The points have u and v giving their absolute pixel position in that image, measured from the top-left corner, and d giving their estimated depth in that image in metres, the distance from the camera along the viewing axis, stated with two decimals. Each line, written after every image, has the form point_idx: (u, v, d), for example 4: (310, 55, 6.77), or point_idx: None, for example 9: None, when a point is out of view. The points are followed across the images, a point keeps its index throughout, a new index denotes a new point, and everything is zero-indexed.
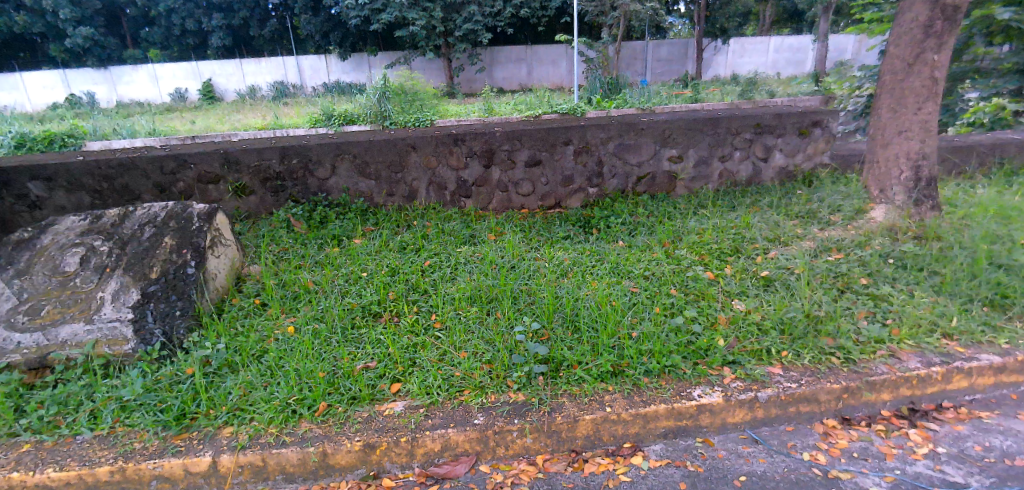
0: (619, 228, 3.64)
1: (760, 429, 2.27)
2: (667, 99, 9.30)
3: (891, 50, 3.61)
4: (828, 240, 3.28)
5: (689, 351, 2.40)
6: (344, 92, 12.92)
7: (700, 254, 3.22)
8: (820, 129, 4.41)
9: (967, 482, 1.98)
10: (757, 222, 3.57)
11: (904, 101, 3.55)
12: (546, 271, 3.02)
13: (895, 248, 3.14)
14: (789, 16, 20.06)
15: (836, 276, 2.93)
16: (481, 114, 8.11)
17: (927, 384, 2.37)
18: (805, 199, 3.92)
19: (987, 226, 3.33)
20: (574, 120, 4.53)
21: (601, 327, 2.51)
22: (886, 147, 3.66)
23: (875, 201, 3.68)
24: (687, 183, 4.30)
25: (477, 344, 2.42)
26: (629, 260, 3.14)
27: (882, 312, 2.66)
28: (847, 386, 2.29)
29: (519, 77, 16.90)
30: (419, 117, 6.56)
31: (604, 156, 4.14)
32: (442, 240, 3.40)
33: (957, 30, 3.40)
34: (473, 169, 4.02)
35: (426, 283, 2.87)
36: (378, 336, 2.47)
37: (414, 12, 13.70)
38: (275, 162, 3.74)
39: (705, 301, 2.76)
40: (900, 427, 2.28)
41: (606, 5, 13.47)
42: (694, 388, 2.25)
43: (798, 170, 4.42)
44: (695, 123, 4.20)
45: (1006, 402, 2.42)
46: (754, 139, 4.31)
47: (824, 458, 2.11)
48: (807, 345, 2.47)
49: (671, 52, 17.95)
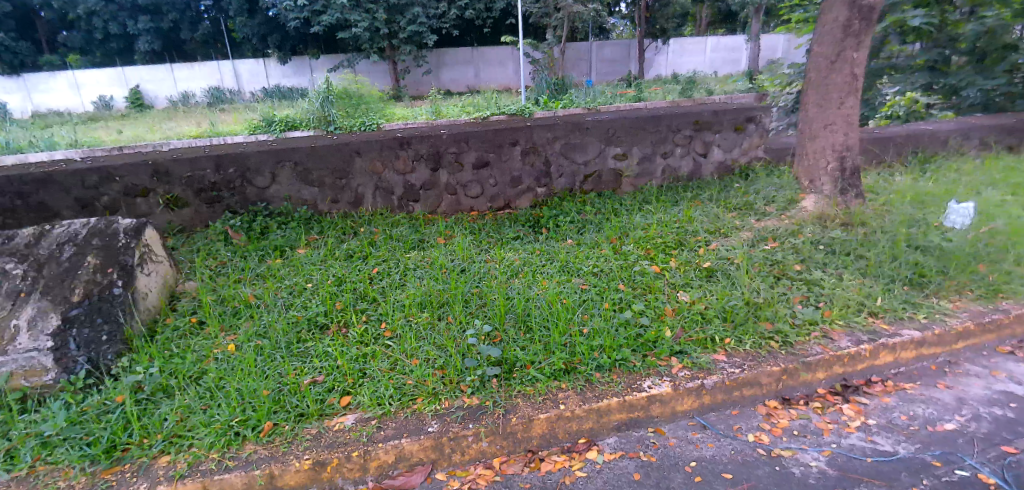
0: (568, 227, 3.69)
1: (707, 415, 2.35)
2: (612, 99, 9.52)
3: (815, 49, 3.81)
4: (765, 230, 3.44)
5: (639, 343, 2.46)
6: (287, 97, 12.52)
7: (646, 248, 3.29)
8: (754, 124, 4.62)
9: (895, 450, 2.12)
10: (699, 215, 3.70)
11: (828, 96, 3.76)
12: (496, 273, 3.02)
13: (824, 235, 3.33)
14: (723, 16, 20.94)
15: (773, 264, 3.08)
16: (429, 116, 8.05)
17: (857, 361, 2.52)
18: (743, 192, 4.09)
19: (905, 210, 3.58)
20: (521, 120, 4.56)
21: (553, 325, 2.53)
22: (814, 140, 3.87)
23: (806, 191, 3.89)
24: (632, 180, 4.41)
25: (429, 350, 2.39)
26: (577, 258, 3.19)
27: (814, 296, 2.81)
28: (786, 368, 2.41)
29: (467, 78, 16.86)
30: (365, 120, 6.42)
31: (551, 156, 4.18)
32: (390, 246, 3.34)
33: (873, 29, 3.61)
34: (420, 173, 3.98)
35: (375, 291, 2.82)
36: (325, 348, 2.40)
37: (356, 14, 13.43)
38: (210, 172, 3.58)
39: (652, 294, 2.83)
40: (834, 403, 2.41)
41: (551, 7, 13.74)
42: (644, 380, 2.31)
43: (735, 164, 4.62)
44: (638, 122, 4.31)
45: (927, 373, 2.61)
46: (694, 135, 4.47)
47: (766, 437, 2.21)
48: (748, 331, 2.57)
49: (615, 52, 18.40)
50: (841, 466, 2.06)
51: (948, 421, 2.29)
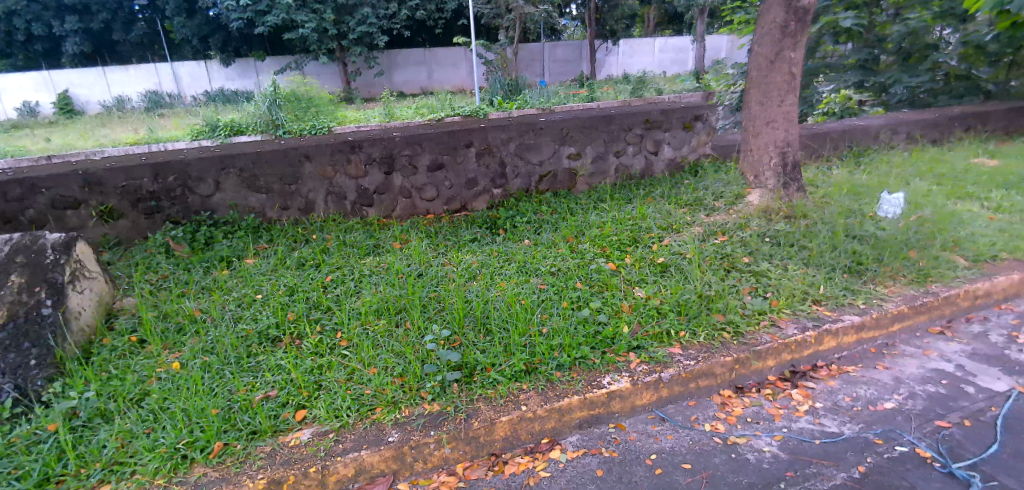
0: (525, 227, 3.71)
1: (666, 407, 2.40)
2: (565, 99, 9.63)
3: (755, 49, 3.96)
4: (714, 225, 3.55)
5: (597, 340, 2.50)
6: (231, 101, 12.05)
7: (601, 246, 3.34)
8: (701, 122, 4.77)
9: (841, 431, 2.23)
10: (651, 212, 3.78)
11: (769, 95, 3.92)
12: (454, 276, 2.99)
13: (770, 228, 3.46)
14: (670, 17, 21.59)
15: (723, 257, 3.18)
16: (382, 119, 7.92)
17: (803, 348, 2.64)
18: (692, 188, 4.20)
19: (842, 202, 3.77)
20: (474, 121, 4.54)
21: (512, 327, 2.53)
22: (757, 136, 4.03)
23: (751, 186, 4.04)
24: (587, 179, 4.47)
25: (387, 358, 2.34)
26: (535, 258, 3.20)
27: (762, 287, 2.93)
28: (737, 357, 2.49)
29: (419, 80, 16.68)
30: (315, 123, 6.24)
31: (506, 157, 4.18)
32: (344, 252, 3.27)
33: (808, 30, 3.77)
34: (373, 176, 3.90)
35: (329, 300, 2.74)
36: (278, 361, 2.32)
37: (303, 15, 13.09)
38: (147, 181, 3.40)
39: (608, 291, 2.87)
40: (784, 389, 2.51)
41: (502, 8, 13.81)
42: (604, 376, 2.34)
43: (685, 161, 4.75)
44: (590, 121, 4.37)
45: (867, 356, 2.75)
46: (645, 134, 4.56)
47: (722, 426, 2.28)
48: (701, 323, 2.65)
49: (567, 53, 18.62)
50: (791, 449, 2.14)
51: (888, 400, 2.42)
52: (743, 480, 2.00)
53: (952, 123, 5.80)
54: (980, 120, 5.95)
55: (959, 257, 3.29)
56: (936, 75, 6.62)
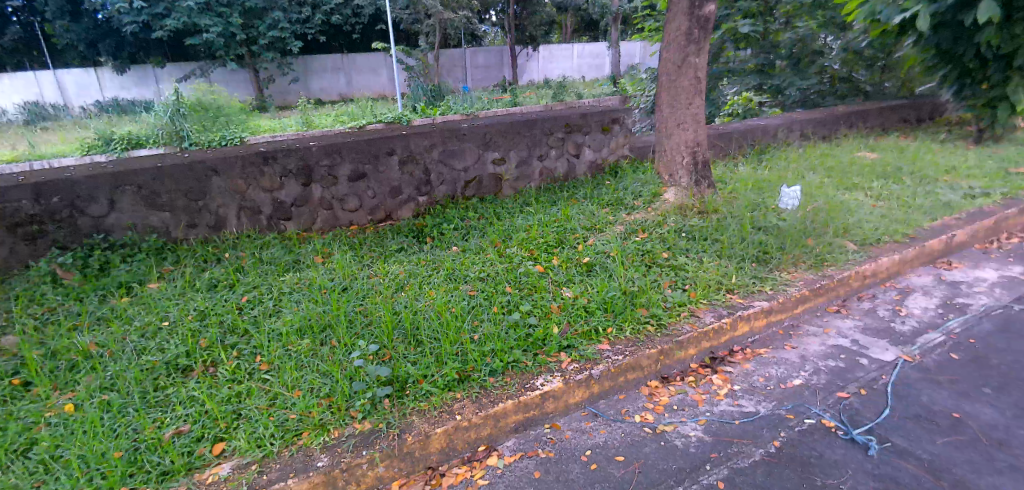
0: (452, 234, 3.69)
1: (598, 403, 2.47)
2: (488, 104, 9.71)
3: (664, 55, 4.16)
4: (635, 223, 3.70)
5: (529, 343, 2.52)
6: (127, 112, 11.13)
7: (529, 249, 3.38)
8: (619, 125, 4.95)
9: (757, 410, 2.39)
10: (575, 213, 3.88)
11: (678, 98, 4.13)
12: (380, 288, 2.92)
13: (685, 223, 3.65)
14: (586, 24, 22.33)
15: (644, 253, 3.32)
16: (299, 128, 7.61)
17: (720, 335, 2.80)
18: (613, 188, 4.35)
19: (748, 196, 4.04)
20: (395, 128, 4.46)
21: (443, 336, 2.50)
22: (670, 138, 4.24)
23: (667, 185, 4.25)
24: (512, 183, 4.51)
25: (313, 378, 2.24)
26: (463, 265, 3.18)
27: (681, 280, 3.08)
28: (662, 349, 2.60)
29: (338, 87, 16.15)
30: (225, 134, 5.89)
31: (429, 164, 4.14)
32: (261, 270, 3.10)
33: (710, 37, 4.01)
34: (289, 189, 3.72)
35: (245, 322, 2.59)
36: (190, 393, 2.16)
37: (207, 18, 12.34)
38: (26, 202, 3.02)
39: (537, 293, 2.91)
40: (705, 375, 2.65)
41: (421, 13, 13.76)
42: (536, 378, 2.36)
43: (605, 163, 4.92)
44: (512, 126, 4.41)
45: (777, 337, 2.96)
46: (566, 138, 4.68)
47: (651, 416, 2.37)
48: (627, 319, 2.74)
49: (488, 59, 18.77)
50: (714, 431, 2.27)
51: (796, 377, 2.62)
52: (672, 465, 2.10)
53: (838, 121, 6.39)
54: (860, 118, 6.59)
55: (849, 242, 3.63)
56: (823, 78, 7.28)
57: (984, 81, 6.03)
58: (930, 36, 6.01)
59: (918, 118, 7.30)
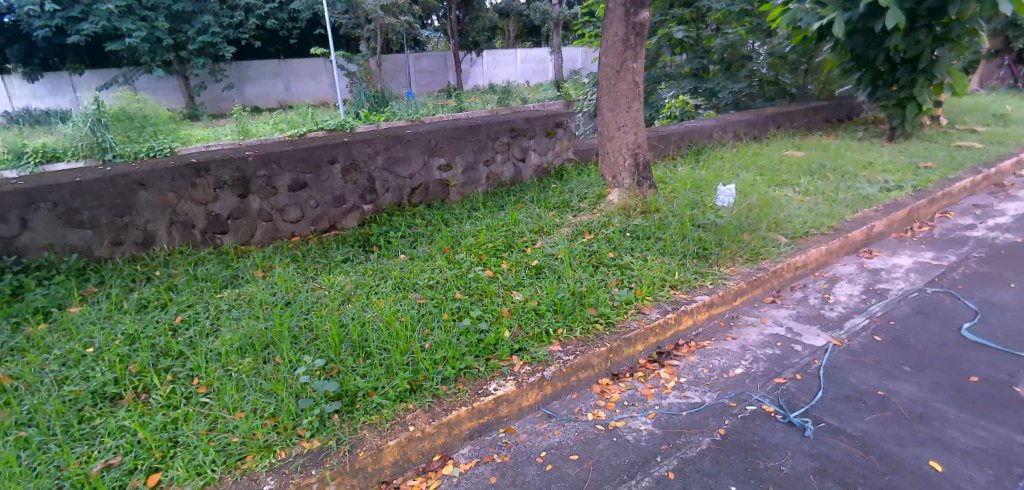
0: (399, 242, 3.63)
1: (551, 404, 2.49)
2: (433, 110, 9.66)
3: (602, 60, 4.27)
4: (581, 224, 3.77)
5: (480, 349, 2.52)
6: (41, 122, 10.36)
7: (478, 254, 3.37)
8: (562, 129, 5.03)
9: (703, 400, 2.48)
10: (523, 217, 3.91)
11: (618, 101, 4.25)
12: (326, 301, 2.84)
13: (629, 224, 3.76)
14: (528, 29, 22.66)
15: (591, 254, 3.38)
16: (235, 137, 7.32)
17: (666, 330, 2.89)
18: (559, 191, 4.42)
19: (687, 195, 4.20)
20: (337, 135, 4.35)
21: (392, 347, 2.45)
22: (612, 140, 4.35)
23: (611, 186, 4.36)
24: (459, 189, 4.49)
25: (256, 399, 2.15)
26: (411, 273, 3.14)
27: (627, 278, 3.16)
28: (611, 346, 2.66)
29: (276, 93, 15.56)
30: (153, 145, 5.58)
31: (373, 172, 4.06)
32: (197, 288, 2.95)
33: (646, 42, 4.15)
34: (225, 201, 3.55)
35: (180, 343, 2.45)
36: (120, 422, 2.02)
37: (129, 23, 11.69)
38: None
39: (488, 298, 2.90)
40: (654, 370, 2.73)
41: (361, 18, 13.58)
42: (489, 383, 2.36)
43: (550, 167, 4.98)
44: (457, 132, 4.40)
45: (719, 329, 3.09)
46: (511, 142, 4.71)
47: (603, 413, 2.42)
48: (577, 319, 2.78)
49: (432, 64, 18.65)
50: (664, 424, 2.33)
51: (737, 366, 2.74)
52: (625, 460, 2.14)
53: (767, 121, 6.74)
54: (787, 118, 6.98)
55: (781, 235, 3.83)
56: (753, 81, 7.67)
57: (893, 84, 6.50)
58: (845, 42, 6.45)
59: (838, 118, 7.81)
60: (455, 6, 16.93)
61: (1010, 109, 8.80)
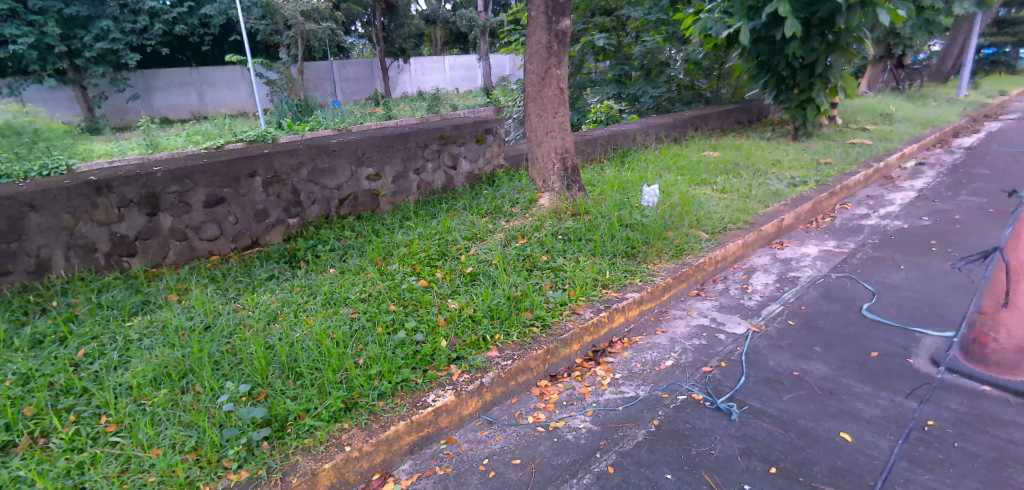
0: (328, 256, 3.51)
1: (492, 410, 2.49)
2: (361, 119, 9.46)
3: (527, 67, 4.33)
4: (514, 229, 3.80)
5: (417, 360, 2.48)
6: None
7: (411, 264, 3.32)
8: (492, 135, 5.06)
9: (637, 394, 2.56)
10: (455, 224, 3.89)
11: (545, 107, 4.33)
12: (250, 322, 2.69)
13: (560, 226, 3.83)
14: (455, 37, 22.69)
15: (524, 258, 3.42)
16: (143, 150, 6.82)
17: (600, 328, 2.97)
18: (491, 197, 4.44)
19: (614, 197, 4.34)
20: (256, 147, 4.14)
21: (324, 366, 2.36)
22: (540, 145, 4.43)
23: (542, 190, 4.43)
24: (389, 198, 4.41)
25: (174, 433, 2.00)
26: (342, 287, 3.05)
27: (561, 280, 3.21)
28: (548, 348, 2.70)
29: (189, 103, 14.65)
30: (45, 161, 5.08)
31: (297, 184, 3.90)
32: (102, 318, 2.71)
33: (568, 50, 4.26)
34: (131, 220, 3.28)
35: (83, 380, 2.24)
36: (14, 473, 1.81)
37: (13, 27, 10.62)
38: None
39: (423, 308, 2.86)
40: (590, 368, 2.79)
41: (280, 24, 13.11)
42: (427, 395, 2.32)
43: (481, 173, 5.00)
44: (384, 140, 4.32)
45: (649, 324, 3.21)
46: (441, 149, 4.67)
47: (543, 415, 2.44)
48: (513, 324, 2.80)
49: (357, 72, 18.21)
50: (602, 420, 2.39)
51: (667, 359, 2.85)
52: (566, 460, 2.17)
53: (685, 124, 7.09)
54: (703, 120, 7.38)
55: (702, 232, 4.04)
56: (671, 86, 8.06)
57: (794, 87, 7.04)
58: (750, 49, 6.91)
59: (748, 119, 8.34)
60: (378, 13, 16.66)
61: (893, 109, 9.75)
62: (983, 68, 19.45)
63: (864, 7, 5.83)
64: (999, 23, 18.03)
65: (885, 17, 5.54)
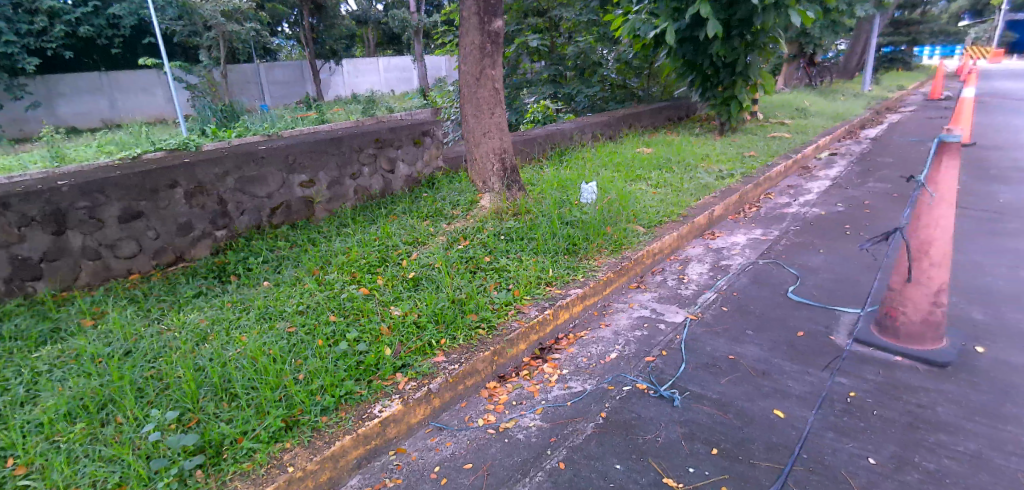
0: (261, 269, 3.36)
1: (441, 416, 2.46)
2: (292, 124, 9.13)
3: (461, 68, 4.31)
4: (456, 232, 3.77)
5: (361, 371, 2.41)
6: None
7: (351, 273, 3.23)
8: (429, 138, 5.00)
9: (584, 388, 2.61)
10: (396, 229, 3.82)
11: (481, 108, 4.32)
12: (177, 344, 2.53)
13: (502, 227, 3.84)
14: (388, 38, 22.31)
15: (467, 260, 3.40)
16: (48, 162, 6.28)
17: (545, 326, 3.00)
18: (431, 200, 4.38)
19: (554, 195, 4.40)
20: (177, 156, 3.89)
21: (260, 384, 2.25)
22: (478, 146, 4.42)
23: (482, 191, 4.42)
24: (325, 205, 4.26)
25: (94, 470, 1.85)
26: (277, 301, 2.92)
27: (505, 280, 3.22)
28: (494, 350, 2.69)
29: (99, 111, 13.56)
30: None
31: (224, 194, 3.70)
32: (3, 350, 2.46)
33: (501, 51, 4.27)
34: (35, 241, 2.99)
35: None
36: None
37: None
38: None
39: (365, 316, 2.78)
40: (537, 366, 2.81)
41: (199, 25, 12.44)
42: (373, 406, 2.27)
43: (421, 176, 4.93)
44: (316, 145, 4.17)
45: (593, 318, 3.28)
46: (377, 153, 4.57)
47: (493, 416, 2.44)
48: (458, 327, 2.77)
49: (285, 75, 17.51)
50: (551, 417, 2.41)
51: (612, 351, 2.92)
52: (517, 459, 2.18)
53: (619, 122, 7.28)
54: (636, 118, 7.61)
55: (639, 226, 4.17)
56: (605, 85, 8.27)
57: (718, 85, 7.38)
58: (677, 49, 7.17)
59: (678, 116, 8.67)
60: (305, 14, 16.08)
61: (808, 104, 10.43)
62: (883, 65, 21.16)
63: (778, 9, 6.24)
64: (894, 23, 19.65)
65: (797, 17, 5.97)
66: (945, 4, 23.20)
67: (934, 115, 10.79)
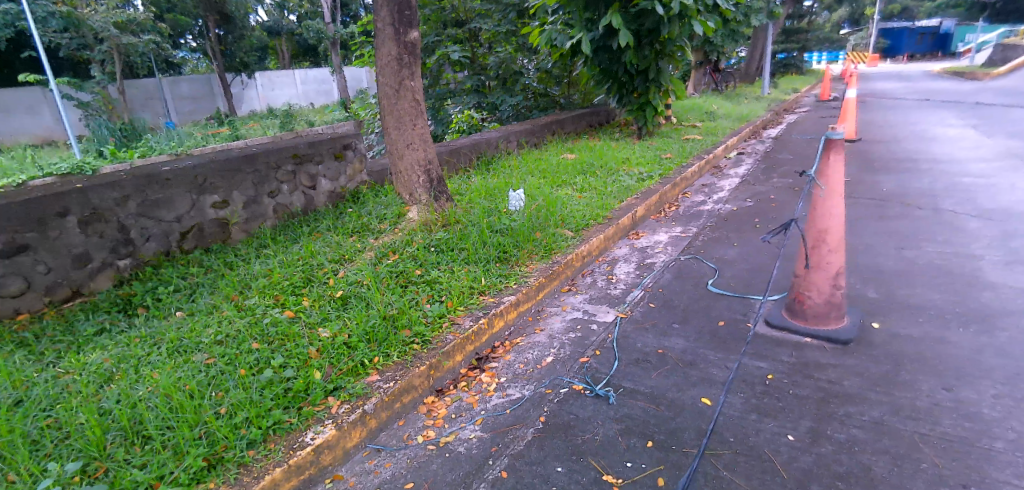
0: (172, 298, 3.13)
1: (378, 437, 2.39)
2: (203, 142, 8.66)
3: (379, 79, 4.24)
4: (384, 246, 3.69)
5: (289, 399, 2.29)
6: None
7: (273, 296, 3.08)
8: (351, 151, 4.86)
9: (522, 394, 2.63)
10: (320, 248, 3.68)
11: (403, 120, 4.27)
12: (77, 388, 2.29)
13: (432, 238, 3.79)
14: (305, 48, 21.62)
15: (398, 274, 3.33)
16: None
17: (480, 335, 2.99)
18: (357, 215, 4.28)
19: (482, 204, 4.41)
20: (68, 181, 3.54)
21: (176, 423, 2.09)
22: (402, 158, 4.36)
23: (409, 203, 4.37)
24: (241, 226, 4.04)
25: None
26: (193, 332, 2.73)
27: (437, 292, 3.19)
28: (430, 363, 2.65)
29: None
30: None
31: (126, 220, 3.41)
32: None
33: (419, 62, 4.24)
34: None
35: None
36: None
37: None
38: None
39: (291, 341, 2.65)
40: (475, 377, 2.80)
41: (89, 38, 11.51)
42: (304, 434, 2.16)
43: (344, 191, 4.78)
44: (229, 164, 3.95)
45: (527, 324, 3.31)
46: (296, 170, 4.39)
47: (433, 432, 2.40)
48: (392, 344, 2.71)
49: (192, 89, 16.59)
50: (492, 427, 2.41)
51: (547, 355, 2.96)
52: (459, 474, 2.15)
53: (543, 129, 7.43)
54: (559, 125, 7.80)
55: (567, 230, 4.27)
56: (527, 93, 8.45)
57: (633, 91, 7.69)
58: (592, 57, 7.43)
59: (598, 122, 8.97)
60: (211, 25, 15.23)
61: (715, 107, 11.12)
62: (779, 70, 23.00)
63: (681, 19, 6.67)
64: (785, 31, 21.47)
65: (699, 27, 6.48)
66: (829, 15, 25.65)
67: (826, 114, 11.80)
